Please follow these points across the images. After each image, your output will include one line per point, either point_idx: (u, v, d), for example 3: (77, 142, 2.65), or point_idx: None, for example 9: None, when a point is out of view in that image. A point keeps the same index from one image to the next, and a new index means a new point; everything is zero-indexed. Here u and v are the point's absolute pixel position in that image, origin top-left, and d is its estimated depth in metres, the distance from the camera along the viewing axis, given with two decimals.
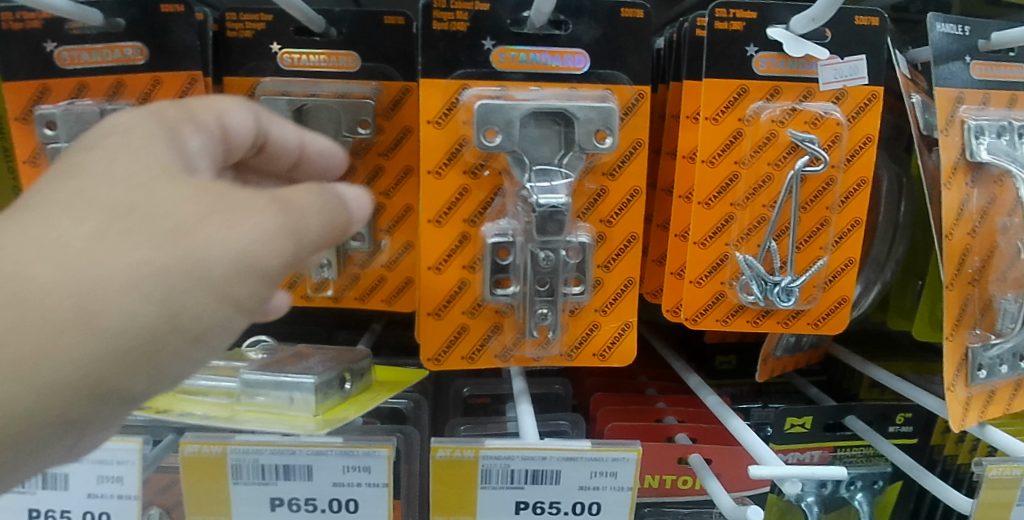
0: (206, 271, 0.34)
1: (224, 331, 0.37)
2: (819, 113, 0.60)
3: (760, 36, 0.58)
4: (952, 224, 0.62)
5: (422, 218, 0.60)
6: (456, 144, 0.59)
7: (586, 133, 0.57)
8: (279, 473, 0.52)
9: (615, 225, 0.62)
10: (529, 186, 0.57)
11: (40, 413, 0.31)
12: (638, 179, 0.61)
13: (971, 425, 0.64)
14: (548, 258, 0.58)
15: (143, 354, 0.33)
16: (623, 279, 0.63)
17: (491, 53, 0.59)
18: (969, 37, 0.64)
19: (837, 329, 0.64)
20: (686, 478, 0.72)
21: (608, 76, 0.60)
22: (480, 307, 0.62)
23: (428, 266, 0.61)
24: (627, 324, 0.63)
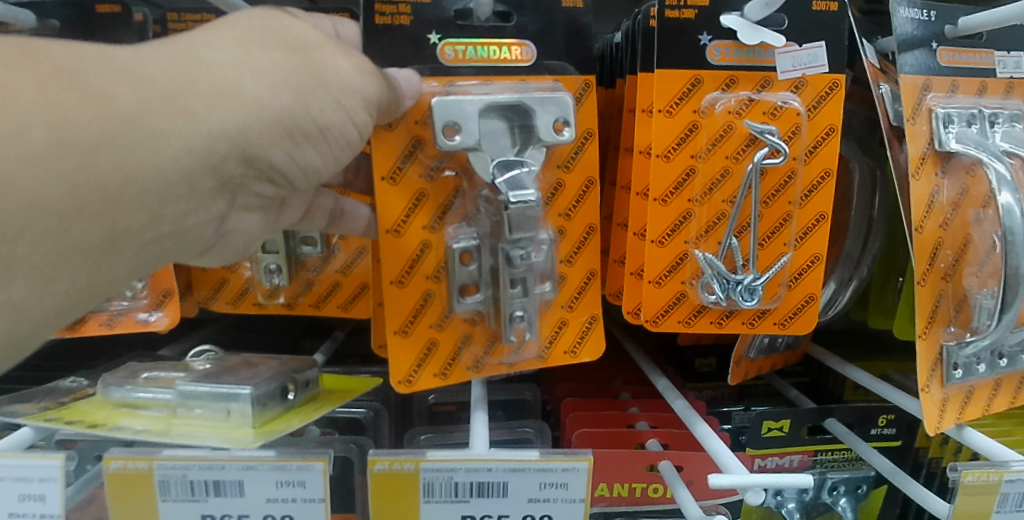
0: (329, 77, 0.46)
1: (339, 136, 0.48)
2: (777, 103, 0.57)
3: (713, 24, 0.56)
4: (922, 216, 0.60)
5: (381, 228, 0.56)
6: (407, 144, 0.56)
7: (545, 124, 0.54)
8: (210, 489, 0.49)
9: (574, 218, 0.59)
10: (497, 182, 0.52)
11: (206, 155, 0.40)
12: (593, 169, 0.59)
13: (948, 427, 0.61)
14: (522, 255, 0.55)
15: (286, 130, 0.44)
16: (585, 272, 0.60)
17: (437, 49, 0.56)
18: (936, 23, 0.62)
19: (806, 329, 0.61)
20: (657, 486, 0.69)
21: (557, 67, 0.58)
22: (448, 320, 0.58)
23: (392, 280, 0.57)
24: (592, 318, 0.61)
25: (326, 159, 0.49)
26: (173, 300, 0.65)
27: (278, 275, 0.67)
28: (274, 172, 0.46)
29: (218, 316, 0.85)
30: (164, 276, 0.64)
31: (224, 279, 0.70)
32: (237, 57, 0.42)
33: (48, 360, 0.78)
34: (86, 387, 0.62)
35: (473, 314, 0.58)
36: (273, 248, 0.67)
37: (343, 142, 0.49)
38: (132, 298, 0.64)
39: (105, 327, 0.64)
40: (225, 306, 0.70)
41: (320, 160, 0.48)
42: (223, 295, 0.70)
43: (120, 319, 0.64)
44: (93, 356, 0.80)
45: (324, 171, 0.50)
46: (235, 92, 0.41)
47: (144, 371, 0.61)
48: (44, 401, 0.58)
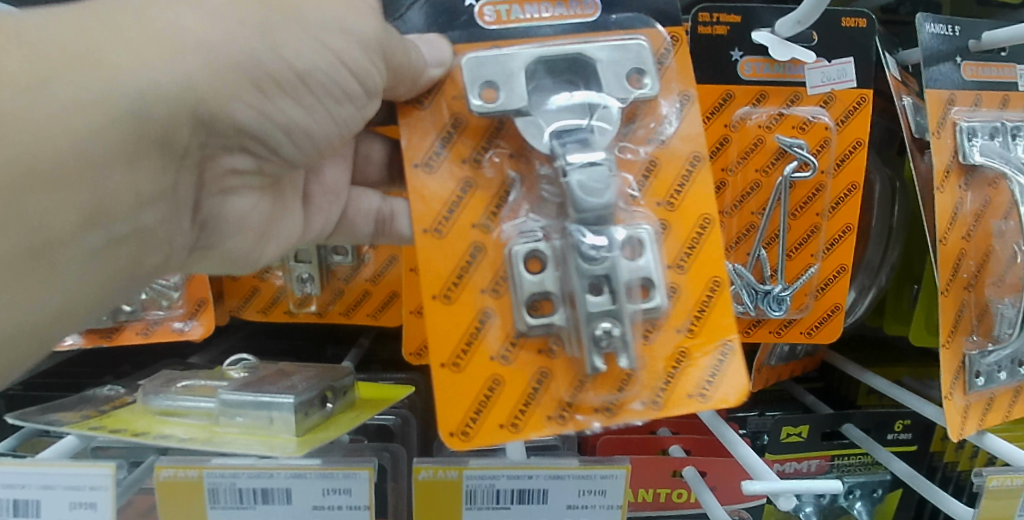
0: (309, 20, 0.44)
1: (328, 91, 0.46)
2: (807, 118, 0.59)
3: (745, 40, 0.57)
4: (946, 228, 0.61)
5: (417, 228, 0.48)
6: (444, 126, 0.50)
7: (613, 78, 0.49)
8: (257, 497, 0.51)
9: (678, 208, 0.50)
10: (565, 161, 0.47)
11: (145, 122, 0.38)
12: (697, 141, 0.50)
13: (970, 433, 0.62)
14: (595, 250, 0.47)
15: (250, 81, 0.43)
16: (706, 281, 0.49)
17: (477, 11, 0.50)
18: (959, 38, 0.63)
19: (831, 338, 0.62)
20: (681, 491, 0.70)
21: (631, 19, 0.50)
22: (515, 346, 0.49)
23: (433, 295, 0.48)
24: (727, 344, 0.48)
25: (320, 117, 0.48)
26: (208, 309, 0.66)
27: (310, 284, 0.68)
28: (251, 128, 0.45)
29: (242, 322, 0.86)
30: (198, 286, 0.65)
31: (255, 287, 0.71)
32: (183, 7, 0.40)
33: (75, 368, 0.79)
34: (122, 395, 0.63)
35: (546, 340, 0.49)
36: (305, 258, 0.68)
37: (338, 98, 0.47)
38: (168, 308, 0.65)
39: (141, 336, 0.64)
40: (255, 314, 0.71)
41: (311, 118, 0.47)
42: (254, 303, 0.71)
43: (156, 328, 0.65)
44: (118, 364, 0.81)
45: (321, 134, 0.49)
46: (176, 43, 0.39)
47: (180, 379, 0.62)
48: (84, 409, 0.59)
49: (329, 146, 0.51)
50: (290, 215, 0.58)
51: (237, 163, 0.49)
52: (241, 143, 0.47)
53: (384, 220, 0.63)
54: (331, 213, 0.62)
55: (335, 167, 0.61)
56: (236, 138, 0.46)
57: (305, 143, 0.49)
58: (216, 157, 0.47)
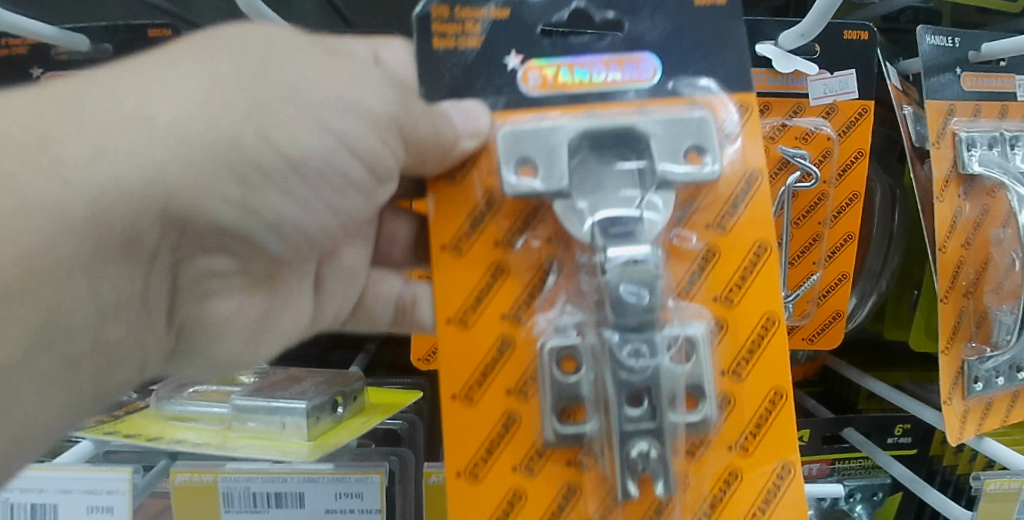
0: (309, 93, 0.37)
1: (324, 175, 0.39)
2: (809, 128, 0.60)
3: (750, 53, 0.59)
4: (945, 236, 0.62)
5: (440, 317, 0.43)
6: (475, 207, 0.43)
7: (669, 151, 0.42)
8: (271, 501, 0.53)
9: (738, 306, 0.43)
10: (605, 257, 0.40)
11: (101, 223, 0.34)
12: (765, 230, 0.43)
13: (968, 437, 0.63)
14: (636, 354, 0.39)
15: (227, 168, 0.36)
16: (768, 390, 0.42)
17: (521, 74, 0.43)
18: (959, 49, 0.64)
19: (832, 343, 0.64)
20: None
21: (694, 85, 0.43)
22: (539, 459, 0.43)
23: (454, 395, 0.42)
24: (784, 466, 0.42)
25: (318, 207, 0.41)
26: None
27: None
28: (227, 227, 0.38)
29: None
30: None
31: None
32: (161, 88, 0.35)
33: None
34: (135, 400, 0.64)
35: (574, 454, 0.43)
36: None
37: (333, 178, 0.40)
38: None
39: None
40: None
41: (309, 211, 0.40)
42: None
43: None
44: None
45: (318, 221, 0.42)
46: (139, 118, 0.34)
47: (192, 384, 0.63)
48: (98, 415, 0.60)
49: (334, 232, 0.43)
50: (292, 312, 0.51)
51: (215, 265, 0.42)
52: (221, 242, 0.40)
53: (403, 310, 0.57)
54: (344, 303, 0.56)
55: (355, 249, 0.55)
56: (212, 237, 0.39)
57: (303, 238, 0.42)
58: (191, 256, 0.41)
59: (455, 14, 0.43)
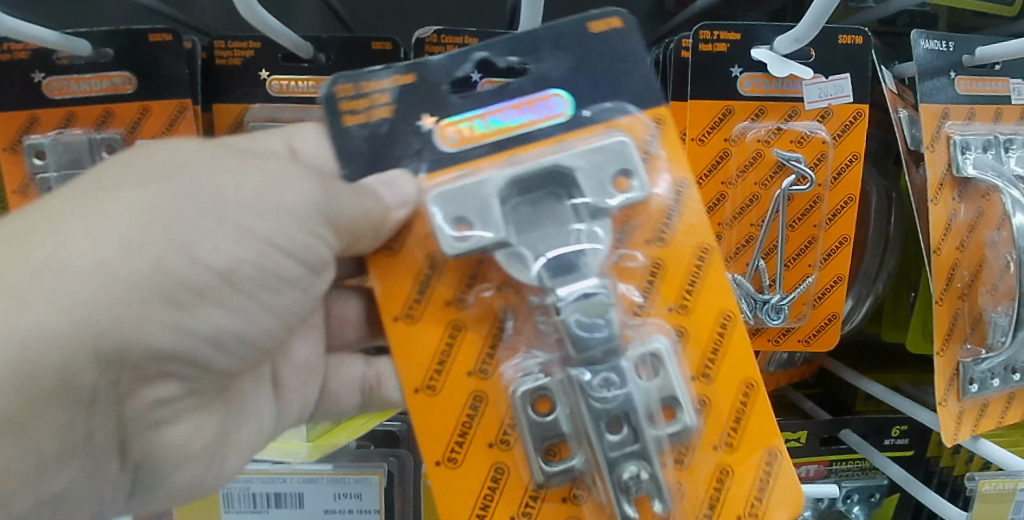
0: (228, 203, 0.38)
1: (257, 280, 0.40)
2: (804, 132, 0.62)
3: (745, 57, 0.60)
4: (940, 238, 0.63)
5: (406, 389, 0.43)
6: (419, 272, 0.44)
7: (595, 183, 0.43)
8: (271, 501, 0.62)
9: (694, 312, 0.45)
10: (561, 300, 0.42)
11: (32, 377, 0.33)
12: (704, 233, 0.45)
13: (964, 438, 0.64)
14: (604, 386, 0.42)
15: (158, 294, 0.36)
16: (739, 386, 0.45)
17: (437, 134, 0.44)
18: (954, 53, 0.65)
19: (828, 345, 0.64)
20: None
21: (608, 111, 0.45)
22: (535, 501, 0.44)
23: (438, 461, 0.43)
24: (772, 453, 0.45)
25: (256, 312, 0.41)
26: None
27: None
28: (168, 354, 0.38)
29: None
30: None
31: None
32: (79, 223, 0.35)
33: None
34: None
35: (568, 488, 0.45)
36: None
37: (267, 277, 0.40)
38: None
39: None
40: None
41: (250, 318, 0.41)
42: None
43: None
44: None
45: (259, 328, 0.42)
46: (59, 265, 0.34)
47: None
48: None
49: (276, 334, 0.44)
50: (249, 424, 0.50)
51: (164, 392, 0.41)
52: (166, 369, 0.40)
53: (370, 387, 0.56)
54: (306, 395, 0.54)
55: (305, 342, 0.53)
56: (154, 367, 0.39)
57: (246, 346, 0.43)
58: (137, 388, 0.40)
59: (359, 89, 0.44)
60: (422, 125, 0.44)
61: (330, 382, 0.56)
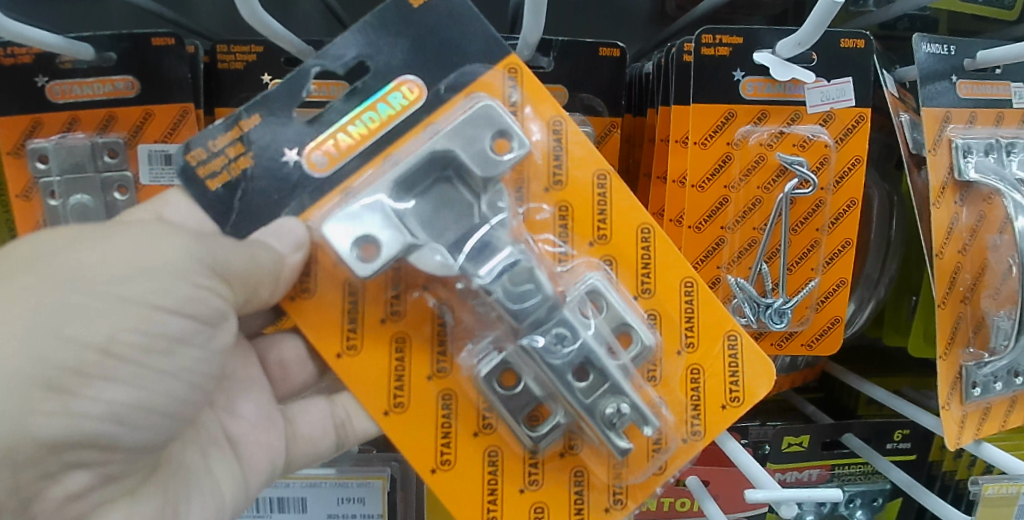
0: (93, 276, 0.39)
1: (145, 344, 0.40)
2: (807, 136, 0.62)
3: (747, 61, 0.60)
4: (942, 242, 0.63)
5: (377, 414, 0.49)
6: (343, 301, 0.49)
7: (481, 154, 0.47)
8: (274, 506, 0.64)
9: (612, 238, 0.50)
10: (482, 278, 0.46)
11: None
12: (594, 158, 0.50)
13: (967, 443, 0.64)
14: (558, 340, 0.46)
15: (42, 384, 0.36)
16: (680, 285, 0.50)
17: (305, 163, 0.48)
18: (955, 57, 0.65)
19: (831, 349, 0.65)
20: (684, 501, 0.72)
21: (465, 73, 0.49)
22: (536, 463, 0.50)
23: (433, 468, 0.49)
24: (733, 335, 0.50)
25: (156, 378, 0.41)
26: None
27: None
28: (67, 439, 0.37)
29: None
30: None
31: None
32: None
33: None
34: None
35: (560, 444, 0.50)
36: None
37: (156, 337, 0.40)
38: None
39: None
40: None
41: (152, 386, 0.41)
42: None
43: None
44: None
45: (163, 391, 0.41)
46: None
47: None
48: None
49: (185, 394, 0.43)
50: (194, 497, 0.49)
51: (78, 482, 0.39)
52: (78, 456, 0.38)
53: (341, 425, 0.57)
54: (266, 441, 0.55)
55: (248, 398, 0.55)
56: (57, 460, 0.37)
57: (158, 414, 0.42)
58: (46, 486, 0.38)
59: (208, 147, 0.48)
60: (287, 159, 0.48)
61: (294, 430, 0.57)
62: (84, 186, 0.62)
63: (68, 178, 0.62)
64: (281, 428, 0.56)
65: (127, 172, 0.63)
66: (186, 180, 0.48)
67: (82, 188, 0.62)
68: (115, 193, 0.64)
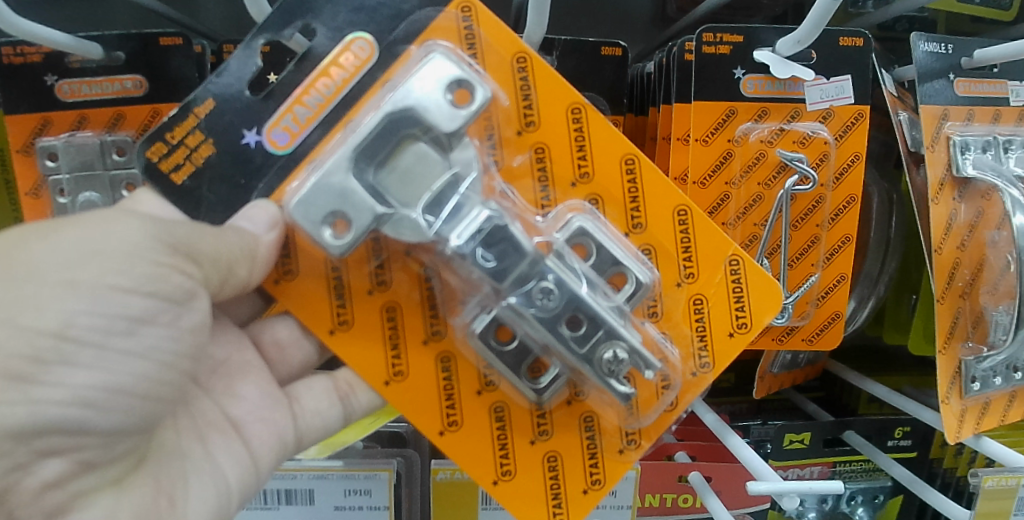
0: (46, 267, 0.42)
1: (102, 326, 0.42)
2: (806, 133, 0.62)
3: (747, 59, 0.61)
4: (941, 238, 0.64)
5: (379, 384, 0.53)
6: (328, 273, 0.52)
7: (439, 107, 0.47)
8: (281, 498, 0.65)
9: (594, 177, 0.51)
10: (454, 242, 0.48)
11: None
12: (568, 96, 0.50)
13: (967, 436, 0.65)
14: (545, 295, 0.48)
15: (2, 376, 0.40)
16: (674, 209, 0.52)
17: (266, 142, 0.50)
18: (952, 55, 0.66)
19: (831, 344, 0.66)
20: (686, 497, 0.72)
21: (423, 18, 0.50)
22: (544, 415, 0.53)
23: (442, 430, 0.53)
24: (734, 260, 0.52)
25: (118, 360, 0.43)
26: None
27: None
28: (33, 428, 0.41)
29: None
30: None
31: None
32: None
33: None
34: None
35: (565, 394, 0.53)
36: None
37: (114, 318, 0.43)
38: None
39: None
40: None
41: (121, 368, 0.44)
42: None
43: None
44: None
45: (133, 372, 0.44)
46: None
47: None
48: None
49: (157, 373, 0.46)
50: (193, 482, 0.52)
51: (53, 471, 0.43)
52: (50, 443, 0.42)
53: (345, 397, 0.59)
54: (270, 417, 0.57)
55: (248, 380, 0.57)
56: (26, 448, 0.42)
57: (131, 395, 0.45)
58: (20, 477, 0.42)
59: (167, 140, 0.49)
60: (249, 142, 0.50)
61: (300, 407, 0.59)
62: (93, 183, 0.63)
63: (77, 176, 0.62)
64: (288, 407, 0.58)
65: (135, 170, 0.63)
66: (151, 176, 0.50)
67: (91, 186, 0.63)
68: (123, 191, 0.64)
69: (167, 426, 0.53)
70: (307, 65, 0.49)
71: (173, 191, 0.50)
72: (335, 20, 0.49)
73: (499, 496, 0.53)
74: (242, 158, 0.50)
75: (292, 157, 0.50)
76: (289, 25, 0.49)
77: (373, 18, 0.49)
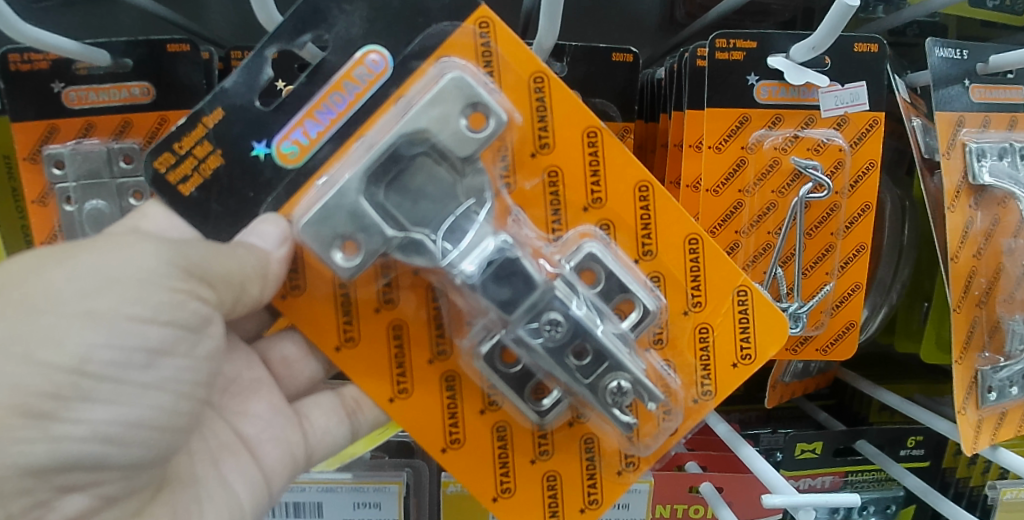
0: (61, 299, 0.41)
1: (121, 360, 0.41)
2: (821, 140, 0.62)
3: (761, 65, 0.60)
4: (957, 246, 0.63)
5: (383, 400, 0.52)
6: (334, 285, 0.51)
7: (454, 134, 0.46)
8: (290, 510, 0.64)
9: (607, 202, 0.51)
10: (455, 273, 0.47)
11: None
12: (585, 118, 0.50)
13: (982, 448, 0.63)
14: (552, 326, 0.47)
15: (20, 412, 0.38)
16: (686, 236, 0.51)
17: (276, 155, 0.49)
18: (968, 61, 0.65)
19: (846, 354, 0.65)
20: (697, 507, 0.71)
21: (439, 33, 0.48)
22: (545, 434, 0.53)
23: (444, 447, 0.53)
24: (743, 290, 0.52)
25: (136, 394, 0.43)
26: None
27: None
28: (53, 465, 0.40)
29: None
30: None
31: None
32: None
33: None
34: None
35: (567, 418, 0.52)
36: None
37: (132, 352, 0.42)
38: None
39: None
40: None
41: (139, 402, 0.43)
42: None
43: None
44: None
45: (151, 405, 0.43)
46: None
47: None
48: None
49: (174, 404, 0.45)
50: (206, 507, 0.52)
51: (75, 506, 0.43)
52: (71, 479, 0.42)
53: (352, 413, 0.59)
54: (282, 436, 0.56)
55: (260, 397, 0.57)
56: (48, 484, 0.41)
57: (149, 428, 0.44)
58: (43, 513, 0.41)
59: (175, 150, 0.49)
60: (258, 152, 0.49)
61: (310, 425, 0.58)
62: (100, 191, 0.62)
63: (85, 184, 0.62)
64: (297, 425, 0.58)
65: (141, 178, 0.63)
66: (159, 187, 0.49)
67: (98, 194, 0.62)
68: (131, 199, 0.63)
69: (181, 452, 0.52)
70: (321, 80, 0.49)
71: (182, 201, 0.49)
72: (350, 32, 0.48)
73: (498, 513, 0.53)
74: (255, 172, 0.49)
75: (303, 172, 0.49)
76: (302, 36, 0.49)
77: (388, 32, 0.48)
